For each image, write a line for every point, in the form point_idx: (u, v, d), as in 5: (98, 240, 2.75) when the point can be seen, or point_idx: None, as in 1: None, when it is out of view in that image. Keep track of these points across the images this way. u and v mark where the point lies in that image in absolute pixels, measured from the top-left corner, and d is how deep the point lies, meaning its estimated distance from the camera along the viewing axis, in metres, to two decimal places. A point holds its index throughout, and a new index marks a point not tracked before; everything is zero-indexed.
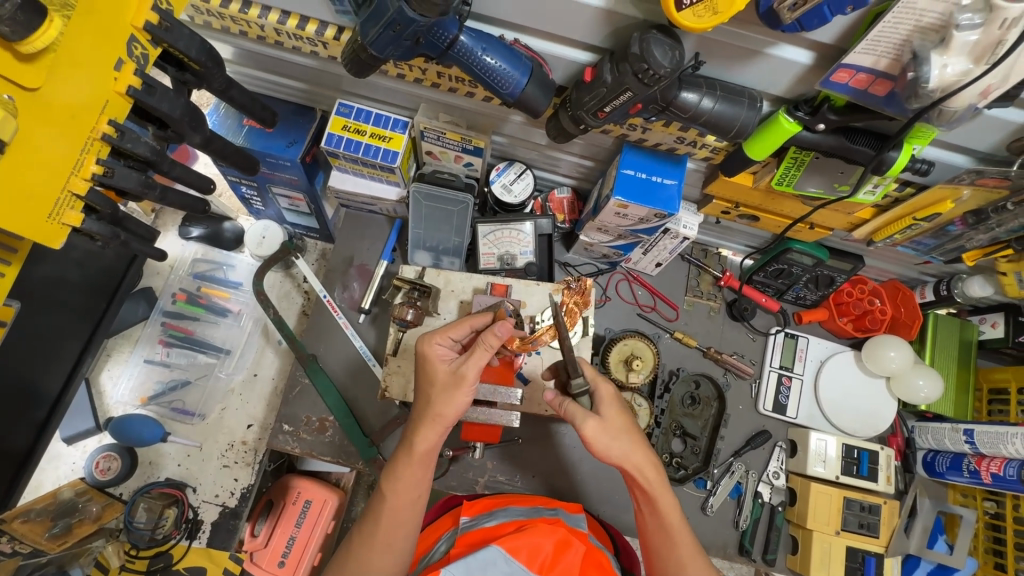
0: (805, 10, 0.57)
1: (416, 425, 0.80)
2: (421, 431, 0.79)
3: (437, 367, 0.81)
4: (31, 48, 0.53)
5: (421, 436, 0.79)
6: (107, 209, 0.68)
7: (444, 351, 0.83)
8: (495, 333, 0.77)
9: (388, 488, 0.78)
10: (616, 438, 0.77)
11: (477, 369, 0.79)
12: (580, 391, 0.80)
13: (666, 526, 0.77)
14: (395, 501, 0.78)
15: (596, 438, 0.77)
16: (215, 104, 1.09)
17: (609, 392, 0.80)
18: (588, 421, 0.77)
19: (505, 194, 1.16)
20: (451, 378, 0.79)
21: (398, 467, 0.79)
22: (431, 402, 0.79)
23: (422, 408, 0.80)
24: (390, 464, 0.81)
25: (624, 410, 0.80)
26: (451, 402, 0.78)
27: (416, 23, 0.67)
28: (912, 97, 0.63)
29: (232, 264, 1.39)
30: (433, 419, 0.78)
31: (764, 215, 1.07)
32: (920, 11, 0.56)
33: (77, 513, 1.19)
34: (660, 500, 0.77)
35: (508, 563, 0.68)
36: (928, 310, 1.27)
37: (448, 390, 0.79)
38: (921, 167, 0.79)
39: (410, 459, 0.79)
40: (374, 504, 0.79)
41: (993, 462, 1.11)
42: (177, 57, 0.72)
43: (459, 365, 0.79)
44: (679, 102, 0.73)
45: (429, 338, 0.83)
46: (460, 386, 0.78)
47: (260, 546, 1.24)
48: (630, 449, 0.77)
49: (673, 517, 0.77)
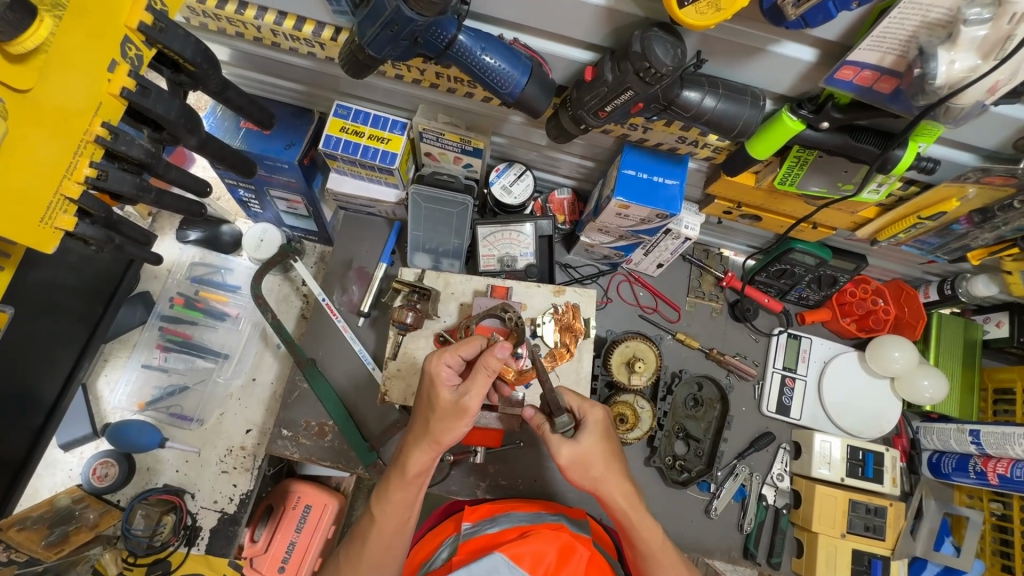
0: (809, 6, 0.55)
1: (413, 438, 0.78)
2: (413, 453, 0.77)
3: (441, 394, 0.76)
4: (21, 48, 0.52)
5: (416, 454, 0.77)
6: (101, 213, 0.66)
7: (449, 371, 0.77)
8: (496, 355, 0.72)
9: (378, 509, 0.78)
10: (590, 466, 0.75)
11: (478, 399, 0.74)
12: (565, 428, 0.76)
13: (650, 551, 0.76)
14: (385, 520, 0.77)
15: (570, 465, 0.76)
16: (212, 106, 1.07)
17: (598, 419, 0.79)
18: (563, 447, 0.76)
19: (504, 195, 1.14)
20: (453, 408, 0.74)
21: (391, 481, 0.79)
22: (430, 426, 0.76)
23: (421, 428, 0.78)
24: (383, 480, 0.81)
25: (604, 440, 0.77)
26: (450, 430, 0.75)
27: (414, 23, 0.66)
28: (919, 94, 0.62)
29: (230, 268, 1.37)
30: (431, 444, 0.76)
31: (766, 215, 1.06)
32: (926, 7, 0.55)
33: (73, 520, 1.17)
34: (636, 526, 0.76)
35: (512, 569, 0.67)
36: (931, 310, 1.26)
37: (450, 419, 0.75)
38: (927, 166, 0.78)
39: (401, 474, 0.78)
40: (366, 524, 0.79)
41: (999, 463, 1.09)
42: (172, 58, 0.71)
43: (461, 394, 0.74)
44: (681, 101, 0.72)
45: (437, 357, 0.78)
46: (462, 417, 0.74)
47: (260, 551, 1.22)
48: (605, 474, 0.76)
49: (654, 541, 0.76)
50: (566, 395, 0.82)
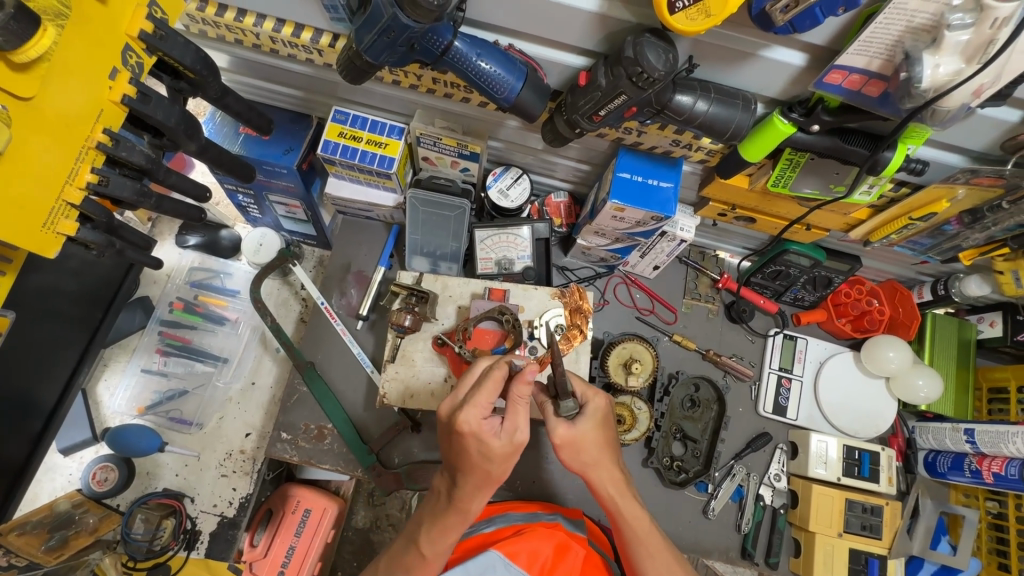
0: (797, 12, 0.57)
1: (467, 488, 0.72)
2: (475, 497, 0.72)
3: (494, 444, 0.69)
4: (25, 57, 0.54)
5: (474, 496, 0.73)
6: (102, 218, 0.67)
7: (487, 418, 0.71)
8: (528, 381, 0.71)
9: (432, 548, 0.74)
10: (581, 450, 0.76)
11: (525, 430, 0.72)
12: (569, 412, 0.76)
13: (639, 537, 0.77)
14: (437, 557, 0.74)
15: (563, 444, 0.76)
16: (211, 112, 1.08)
17: (600, 408, 0.78)
18: (559, 425, 0.76)
19: (501, 199, 1.15)
20: (508, 450, 0.70)
21: (445, 519, 0.74)
22: (488, 472, 0.71)
23: (475, 479, 0.71)
24: (432, 516, 0.76)
25: (602, 428, 0.77)
26: (508, 466, 0.72)
27: (410, 30, 0.67)
28: (906, 97, 0.63)
29: (230, 272, 1.39)
30: (492, 483, 0.72)
31: (760, 217, 1.07)
32: (911, 11, 0.56)
33: (73, 525, 1.17)
34: (624, 510, 0.77)
35: (508, 566, 0.69)
36: (925, 310, 1.27)
37: (506, 460, 0.71)
38: (916, 167, 0.79)
39: (461, 516, 0.74)
40: (413, 559, 0.75)
41: (994, 462, 1.11)
42: (172, 65, 0.72)
43: (513, 435, 0.70)
44: (674, 105, 0.73)
45: (473, 414, 0.69)
46: (519, 452, 0.71)
47: (260, 556, 1.22)
48: (596, 460, 0.76)
49: (641, 528, 0.77)
50: (572, 379, 0.82)
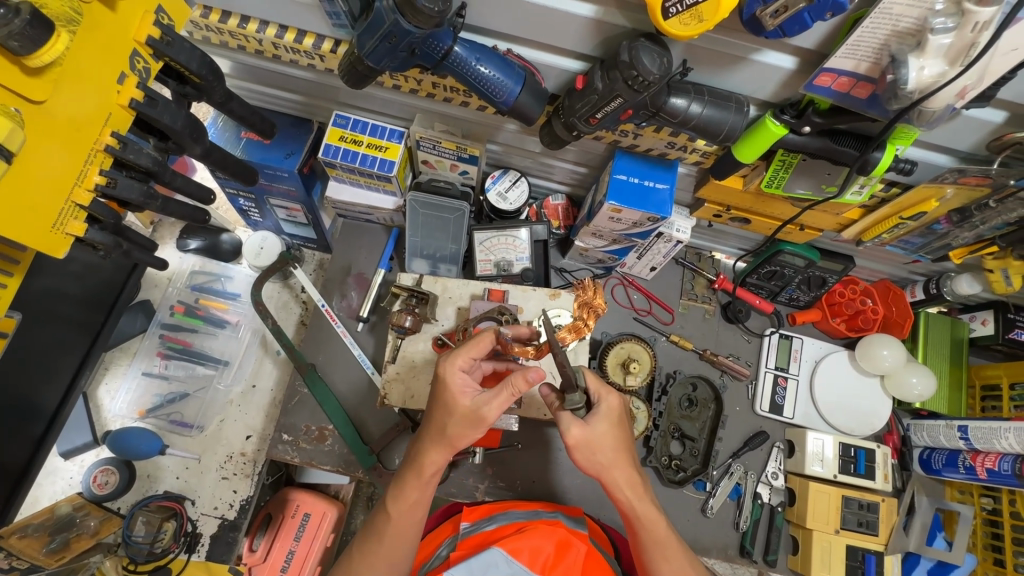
0: (786, 17, 0.58)
1: (428, 440, 0.78)
2: (429, 452, 0.77)
3: (459, 401, 0.75)
4: (38, 62, 0.55)
5: (431, 455, 0.77)
6: (110, 219, 0.69)
7: (464, 377, 0.76)
8: (526, 378, 0.72)
9: (393, 505, 0.78)
10: (597, 452, 0.76)
11: (496, 409, 0.74)
12: (575, 405, 0.77)
13: (656, 540, 0.78)
14: (401, 521, 0.78)
15: (578, 446, 0.76)
16: (214, 117, 1.10)
17: (613, 407, 0.79)
18: (572, 426, 0.76)
19: (500, 202, 1.17)
20: (472, 416, 0.74)
21: (405, 480, 0.78)
22: (447, 430, 0.76)
23: (438, 429, 0.77)
24: (398, 477, 0.80)
25: (617, 428, 0.78)
26: (466, 435, 0.76)
27: (412, 35, 0.69)
28: (893, 99, 0.65)
29: (230, 275, 1.40)
30: (447, 445, 0.76)
31: (754, 218, 1.09)
32: (896, 16, 0.58)
33: (74, 528, 1.18)
34: (640, 514, 0.78)
35: (510, 564, 0.70)
36: (918, 309, 1.29)
37: (468, 424, 0.75)
38: (905, 167, 0.81)
39: (417, 478, 0.78)
40: (382, 522, 0.78)
41: (987, 458, 1.12)
42: (178, 70, 0.74)
43: (482, 403, 0.74)
44: (668, 107, 0.75)
45: (452, 364, 0.76)
46: (480, 425, 0.75)
47: (259, 560, 1.23)
48: (612, 461, 0.77)
49: (658, 530, 0.78)
50: (585, 374, 0.82)
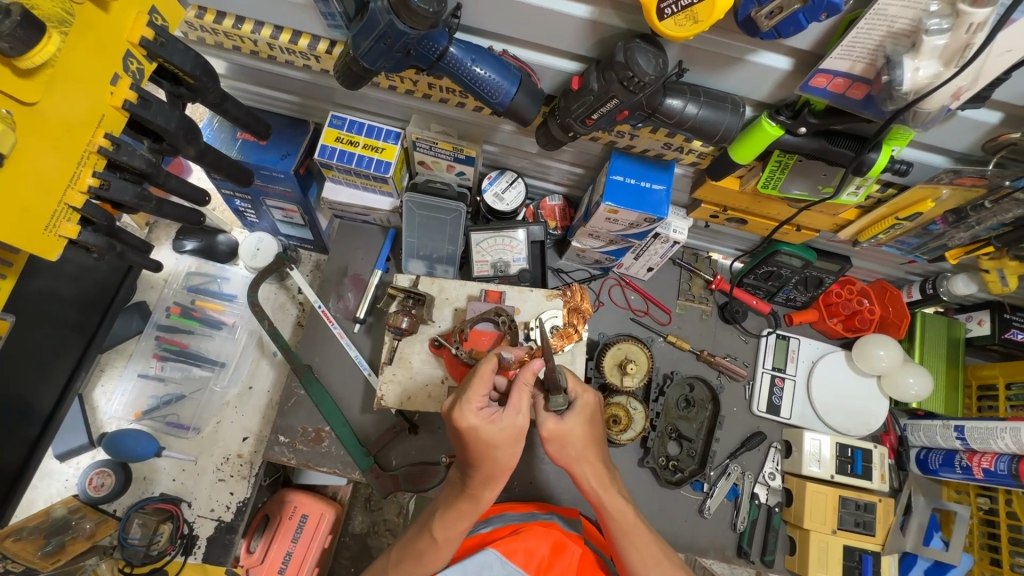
0: (781, 18, 0.58)
1: (481, 480, 0.75)
2: (486, 486, 0.75)
3: (497, 432, 0.72)
4: (29, 63, 0.55)
5: (488, 487, 0.75)
6: (103, 221, 0.68)
7: (483, 407, 0.74)
8: (534, 368, 0.76)
9: (442, 531, 0.76)
10: (567, 443, 0.78)
11: (526, 414, 0.74)
12: (559, 407, 0.77)
13: (625, 530, 0.78)
14: (448, 542, 0.76)
15: (548, 437, 0.78)
16: (209, 118, 1.10)
17: (589, 403, 0.80)
18: (548, 418, 0.77)
19: (497, 202, 1.16)
20: (512, 435, 0.73)
21: (458, 503, 0.77)
22: (497, 462, 0.73)
23: (487, 469, 0.74)
24: (446, 503, 0.78)
25: (589, 424, 0.79)
26: (515, 455, 0.74)
27: (406, 36, 0.68)
28: (888, 100, 0.65)
29: (226, 277, 1.38)
30: (503, 473, 0.75)
31: (751, 218, 1.09)
32: (891, 17, 0.58)
33: (70, 530, 1.17)
34: (607, 504, 0.78)
35: (504, 565, 0.70)
36: (914, 310, 1.29)
37: (512, 445, 0.73)
38: (901, 168, 0.81)
39: (472, 503, 0.76)
40: (425, 543, 0.77)
41: (984, 458, 1.12)
42: (172, 72, 0.74)
43: (514, 418, 0.73)
44: (664, 108, 0.75)
45: (471, 407, 0.72)
46: (522, 437, 0.74)
47: (257, 562, 1.23)
48: (581, 454, 0.78)
49: (626, 520, 0.78)
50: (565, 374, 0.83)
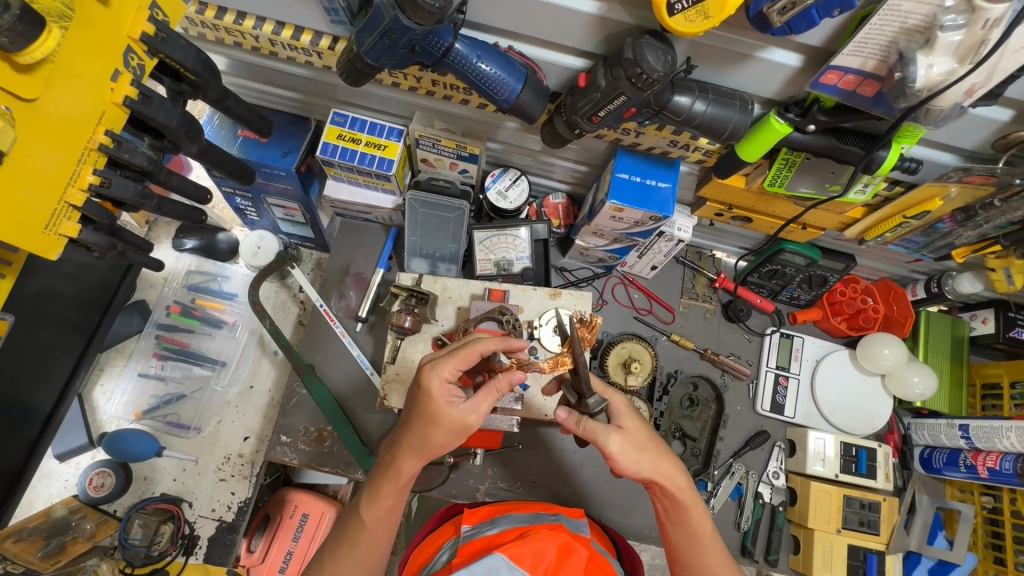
0: (794, 13, 0.57)
1: (405, 449, 0.74)
2: (407, 459, 0.74)
3: (447, 412, 0.72)
4: (29, 58, 0.54)
5: (409, 461, 0.74)
6: (104, 219, 0.67)
7: (449, 384, 0.74)
8: (514, 384, 0.72)
9: (366, 511, 0.76)
10: (643, 449, 0.74)
11: (480, 415, 0.74)
12: (598, 409, 0.75)
13: (705, 535, 0.76)
14: (376, 524, 0.76)
15: (622, 453, 0.73)
16: (209, 115, 1.08)
17: (622, 401, 0.78)
18: (612, 436, 0.73)
19: (500, 200, 1.16)
20: (457, 426, 0.73)
21: (380, 484, 0.76)
22: (427, 438, 0.73)
23: (416, 441, 0.74)
24: (371, 481, 0.77)
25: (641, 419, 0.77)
26: (449, 442, 0.74)
27: (412, 32, 0.67)
28: (900, 97, 0.64)
29: (227, 275, 1.38)
30: (427, 453, 0.74)
31: (756, 217, 1.08)
32: (905, 13, 0.57)
33: (70, 531, 1.17)
34: (689, 506, 0.75)
35: (512, 569, 0.68)
36: (919, 308, 1.29)
37: (452, 434, 0.73)
38: (910, 166, 0.80)
39: (392, 481, 0.75)
40: (354, 528, 0.76)
41: (989, 457, 1.12)
42: (173, 67, 0.73)
43: (467, 413, 0.73)
44: (672, 105, 0.74)
45: (440, 374, 0.73)
46: (465, 433, 0.74)
47: (257, 561, 1.24)
48: (660, 457, 0.75)
49: (703, 524, 0.76)
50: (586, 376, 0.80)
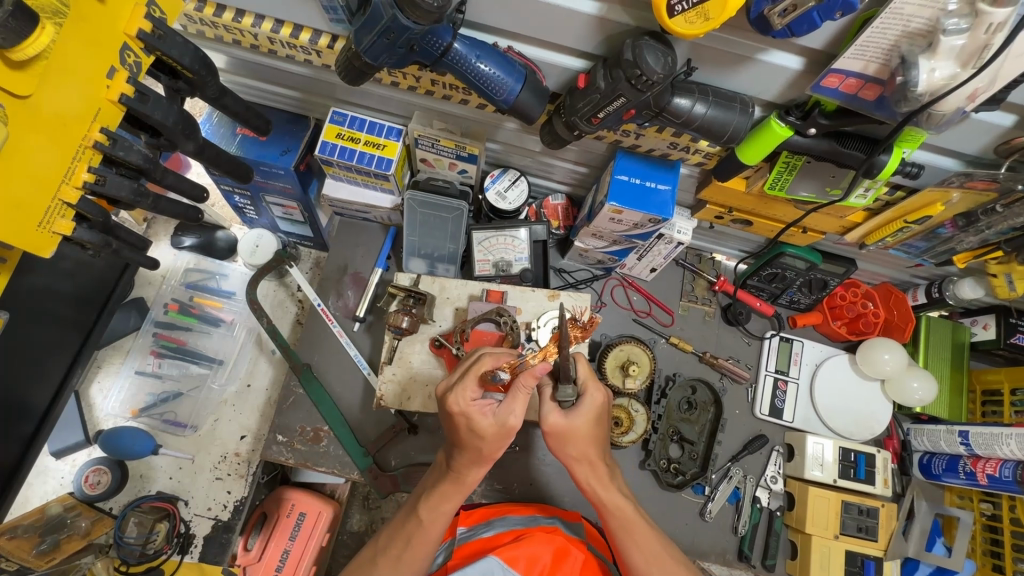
0: (795, 16, 0.57)
1: (462, 461, 0.76)
2: (469, 467, 0.75)
3: (482, 424, 0.72)
4: (22, 55, 0.53)
5: (470, 467, 0.75)
6: (98, 217, 0.67)
7: (478, 400, 0.74)
8: (534, 373, 0.70)
9: (425, 510, 0.77)
10: (566, 441, 0.76)
11: (519, 415, 0.72)
12: (568, 399, 0.75)
13: (626, 524, 0.77)
14: (434, 524, 0.76)
15: (551, 436, 0.77)
16: (208, 113, 1.08)
17: (597, 401, 0.76)
18: (552, 412, 0.76)
19: (499, 201, 1.15)
20: (499, 431, 0.72)
21: (441, 486, 0.77)
22: (479, 452, 0.74)
23: (470, 454, 0.74)
24: (431, 485, 0.79)
25: (596, 422, 0.76)
26: (501, 446, 0.74)
27: (410, 31, 0.67)
28: (901, 101, 0.63)
29: (225, 273, 1.38)
30: (484, 460, 0.75)
31: (757, 220, 1.08)
32: (907, 16, 0.56)
33: (65, 528, 1.16)
34: (604, 501, 0.78)
35: (506, 571, 0.69)
36: (919, 313, 1.28)
37: (499, 440, 0.73)
38: (911, 171, 0.81)
39: (454, 484, 0.77)
40: (413, 526, 0.77)
41: (988, 464, 1.11)
42: (170, 65, 0.72)
43: (505, 416, 0.72)
44: (672, 107, 0.74)
45: (463, 397, 0.73)
46: (510, 436, 0.72)
47: (254, 560, 1.22)
48: (581, 453, 0.77)
49: (626, 513, 0.77)
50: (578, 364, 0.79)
